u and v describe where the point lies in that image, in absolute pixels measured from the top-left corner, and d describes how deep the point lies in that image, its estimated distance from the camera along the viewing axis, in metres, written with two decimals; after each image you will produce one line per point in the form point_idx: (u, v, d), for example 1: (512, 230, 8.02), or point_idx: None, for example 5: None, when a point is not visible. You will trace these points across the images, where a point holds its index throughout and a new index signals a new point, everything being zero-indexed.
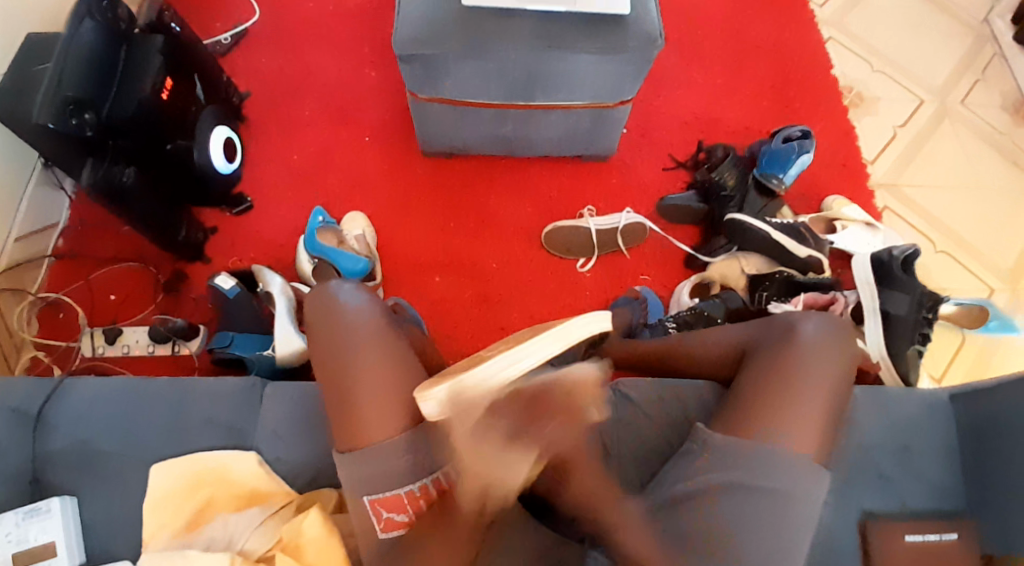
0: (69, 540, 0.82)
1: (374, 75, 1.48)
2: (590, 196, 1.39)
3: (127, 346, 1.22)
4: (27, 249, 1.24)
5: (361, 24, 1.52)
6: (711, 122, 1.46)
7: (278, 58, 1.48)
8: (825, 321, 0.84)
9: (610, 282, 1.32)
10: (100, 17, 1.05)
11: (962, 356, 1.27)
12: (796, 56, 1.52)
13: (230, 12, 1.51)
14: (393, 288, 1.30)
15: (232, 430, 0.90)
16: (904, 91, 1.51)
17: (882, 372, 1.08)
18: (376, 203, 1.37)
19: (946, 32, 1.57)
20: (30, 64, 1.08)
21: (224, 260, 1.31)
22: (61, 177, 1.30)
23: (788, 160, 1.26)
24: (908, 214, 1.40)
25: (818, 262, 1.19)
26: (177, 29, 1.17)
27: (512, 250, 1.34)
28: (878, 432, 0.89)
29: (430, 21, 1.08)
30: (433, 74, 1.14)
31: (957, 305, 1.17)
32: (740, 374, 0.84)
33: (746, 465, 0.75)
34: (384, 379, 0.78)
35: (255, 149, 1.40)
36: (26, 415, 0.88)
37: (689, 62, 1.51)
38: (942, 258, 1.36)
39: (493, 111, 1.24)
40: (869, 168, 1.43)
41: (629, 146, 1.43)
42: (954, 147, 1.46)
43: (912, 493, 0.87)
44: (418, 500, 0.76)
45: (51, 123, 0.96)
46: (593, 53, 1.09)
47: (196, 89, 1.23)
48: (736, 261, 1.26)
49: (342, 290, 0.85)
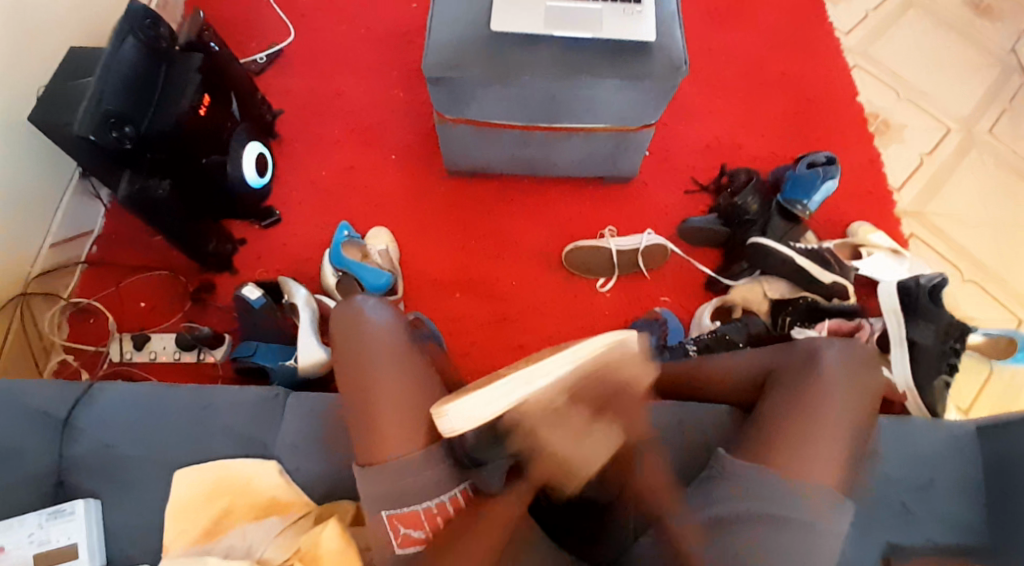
0: (90, 542, 0.83)
1: (403, 95, 1.50)
2: (613, 217, 1.39)
3: (153, 353, 1.23)
4: (61, 256, 1.27)
5: (390, 44, 1.55)
6: (735, 146, 1.46)
7: (308, 75, 1.52)
8: (847, 350, 0.84)
9: (631, 302, 1.32)
10: (143, 36, 1.09)
11: (990, 387, 1.24)
12: (822, 82, 1.52)
13: (266, 32, 1.55)
14: (414, 303, 1.32)
15: (254, 440, 0.91)
16: (930, 120, 1.50)
17: (908, 403, 1.06)
18: (400, 220, 1.39)
19: (974, 61, 1.56)
20: (72, 78, 1.12)
21: (249, 271, 1.33)
22: (96, 186, 1.34)
23: (812, 186, 1.25)
24: (934, 242, 1.38)
25: (843, 289, 1.18)
26: (215, 49, 1.21)
27: (534, 269, 1.35)
28: (901, 464, 0.88)
29: (458, 46, 1.10)
30: (459, 96, 1.15)
31: (985, 336, 1.15)
32: (761, 400, 0.83)
33: (764, 495, 0.74)
34: (406, 393, 0.79)
35: (284, 164, 1.43)
36: (54, 418, 0.90)
37: (714, 87, 1.52)
38: (969, 288, 1.34)
39: (517, 133, 1.25)
40: (895, 196, 1.42)
41: (651, 168, 1.44)
42: (981, 176, 1.44)
43: (937, 528, 0.85)
44: (437, 517, 0.77)
45: (91, 135, 1.00)
46: (618, 80, 1.10)
47: (234, 108, 1.26)
48: (759, 285, 1.25)
49: (367, 303, 0.86)
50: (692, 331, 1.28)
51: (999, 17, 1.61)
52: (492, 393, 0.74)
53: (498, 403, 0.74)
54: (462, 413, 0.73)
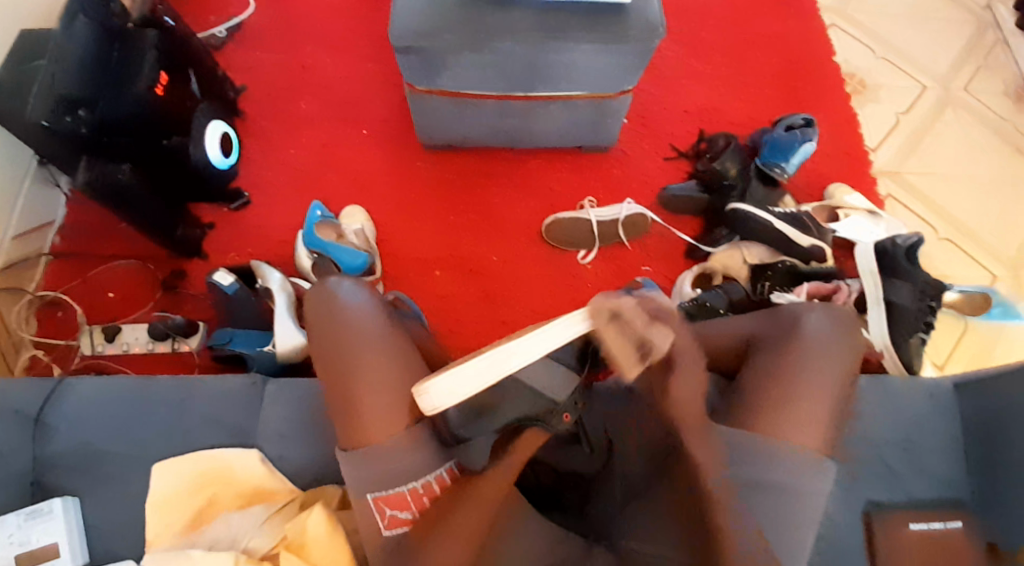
0: (71, 540, 0.81)
1: (373, 69, 1.46)
2: (591, 187, 1.38)
3: (126, 344, 1.20)
4: (24, 247, 1.23)
5: (357, 16, 1.50)
6: (712, 111, 1.45)
7: (274, 50, 1.46)
8: (829, 312, 0.84)
9: (612, 273, 1.31)
10: (93, 15, 1.04)
11: (966, 344, 1.26)
12: (798, 43, 1.51)
13: (227, 7, 1.50)
14: (392, 282, 1.30)
15: (234, 429, 0.89)
16: (906, 78, 1.49)
17: (886, 360, 1.07)
18: (375, 198, 1.36)
19: (949, 19, 1.55)
20: (25, 61, 1.07)
21: (222, 256, 1.30)
22: (57, 173, 1.29)
23: (790, 148, 1.24)
24: (911, 202, 1.38)
25: (821, 252, 1.18)
26: (171, 24, 1.14)
27: (514, 243, 1.33)
28: (884, 422, 0.89)
29: (427, 12, 1.06)
30: (432, 66, 1.12)
31: (960, 292, 1.17)
32: (743, 366, 0.83)
33: (750, 460, 0.75)
34: (386, 377, 0.78)
35: (253, 144, 1.39)
36: (26, 416, 0.87)
37: (690, 51, 1.50)
38: (945, 246, 1.35)
39: (492, 103, 1.22)
40: (872, 156, 1.42)
41: (628, 137, 1.42)
42: (956, 134, 1.44)
43: (917, 483, 0.86)
44: (423, 497, 0.76)
45: (43, 120, 0.97)
46: (593, 43, 1.07)
47: (193, 86, 1.21)
48: (737, 251, 1.24)
49: (342, 287, 0.84)
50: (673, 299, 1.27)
51: None
52: (478, 368, 0.66)
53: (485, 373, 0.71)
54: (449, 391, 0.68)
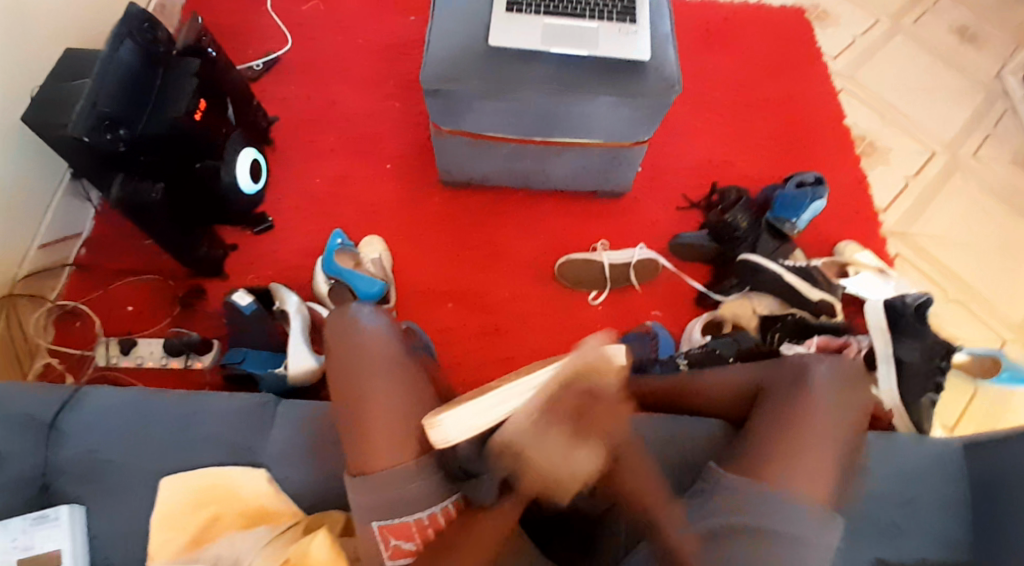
0: (74, 548, 0.81)
1: (399, 106, 1.51)
2: (604, 231, 1.40)
3: (140, 358, 1.21)
4: (49, 256, 1.26)
5: (388, 56, 1.56)
6: (725, 165, 1.48)
7: (304, 83, 1.52)
8: (837, 367, 0.85)
9: (621, 316, 1.33)
10: (140, 38, 1.09)
11: (973, 406, 1.26)
12: (811, 104, 1.55)
13: (263, 41, 1.56)
14: (405, 312, 1.31)
15: (243, 447, 0.90)
16: (915, 143, 1.53)
17: (895, 420, 1.05)
18: (393, 229, 1.39)
19: (958, 87, 1.60)
20: (67, 81, 1.11)
21: (240, 277, 1.32)
22: (87, 188, 1.33)
23: (800, 205, 1.28)
24: (919, 262, 1.41)
25: (830, 306, 1.19)
26: (213, 54, 1.21)
27: (526, 281, 1.35)
28: (891, 480, 0.89)
29: (457, 58, 1.11)
30: (455, 109, 1.16)
31: (969, 354, 1.18)
32: (752, 415, 0.84)
33: (756, 510, 0.75)
34: (400, 403, 0.79)
35: (278, 171, 1.43)
36: (40, 422, 0.88)
37: (706, 106, 1.54)
38: (952, 307, 1.37)
39: (513, 146, 1.26)
40: (881, 217, 1.45)
41: (643, 185, 1.45)
42: (965, 199, 1.48)
43: (924, 543, 0.86)
44: (428, 528, 0.76)
45: (85, 136, 0.99)
46: (613, 96, 1.11)
47: (229, 112, 1.26)
48: (747, 301, 1.25)
49: (362, 311, 0.85)
50: (682, 345, 1.28)
51: (982, 44, 1.66)
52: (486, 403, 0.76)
53: (491, 412, 0.76)
54: (458, 422, 0.75)
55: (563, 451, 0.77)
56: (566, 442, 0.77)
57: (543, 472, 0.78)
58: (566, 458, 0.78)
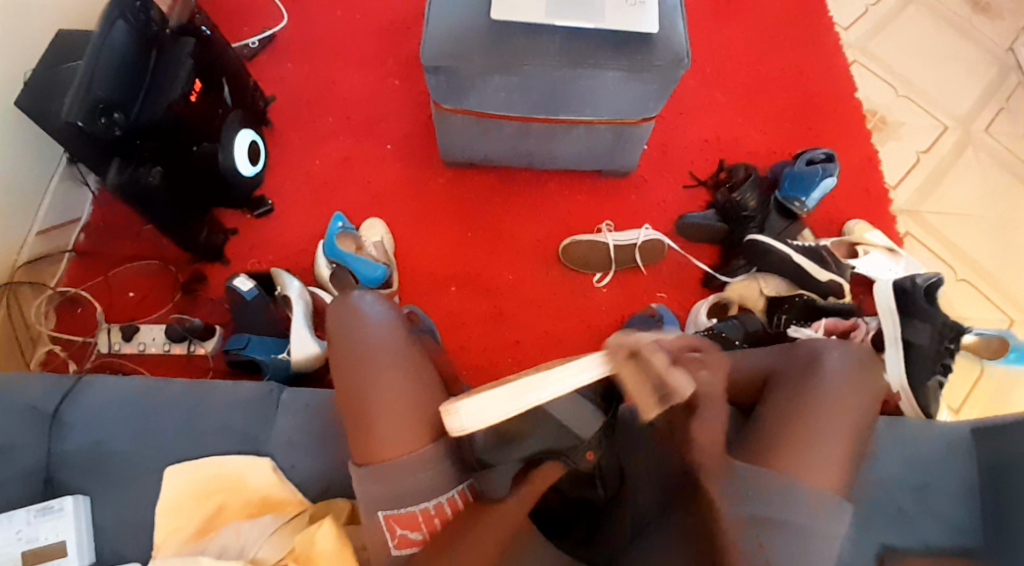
0: (80, 540, 0.82)
1: (399, 84, 1.48)
2: (609, 211, 1.38)
3: (143, 344, 1.21)
4: (48, 242, 1.25)
5: (386, 32, 1.52)
6: (732, 142, 1.45)
7: (302, 61, 1.49)
8: (848, 354, 0.84)
9: (625, 298, 1.31)
10: (132, 19, 1.05)
11: (982, 388, 1.25)
12: (821, 78, 1.52)
13: (259, 18, 1.52)
14: (408, 296, 1.30)
15: (247, 436, 0.90)
16: (927, 117, 1.50)
17: (902, 404, 1.05)
18: (395, 211, 1.37)
19: (971, 59, 1.56)
20: (60, 62, 1.09)
21: (241, 262, 1.31)
22: (84, 172, 1.31)
23: (811, 183, 1.24)
24: (930, 241, 1.38)
25: (839, 286, 1.17)
26: (207, 33, 1.18)
27: (529, 264, 1.34)
28: (896, 466, 0.89)
29: (457, 34, 1.08)
30: (457, 87, 1.14)
31: (977, 335, 1.16)
32: (761, 402, 0.83)
33: (765, 498, 0.74)
34: (406, 392, 0.78)
35: (277, 153, 1.41)
36: (43, 413, 0.88)
37: (713, 82, 1.51)
38: (961, 287, 1.35)
39: (516, 125, 1.23)
40: (892, 194, 1.42)
41: (648, 163, 1.43)
42: (977, 175, 1.44)
43: (931, 528, 0.86)
44: (434, 518, 0.76)
45: (80, 122, 0.97)
46: (619, 72, 1.09)
47: (225, 93, 1.24)
48: (755, 282, 1.24)
49: (364, 300, 0.84)
50: (687, 327, 1.27)
51: (997, 15, 1.61)
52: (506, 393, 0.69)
53: (515, 405, 0.69)
54: (474, 412, 0.70)
55: (633, 396, 0.75)
56: (637, 389, 0.74)
57: (582, 432, 0.75)
58: (593, 424, 0.76)
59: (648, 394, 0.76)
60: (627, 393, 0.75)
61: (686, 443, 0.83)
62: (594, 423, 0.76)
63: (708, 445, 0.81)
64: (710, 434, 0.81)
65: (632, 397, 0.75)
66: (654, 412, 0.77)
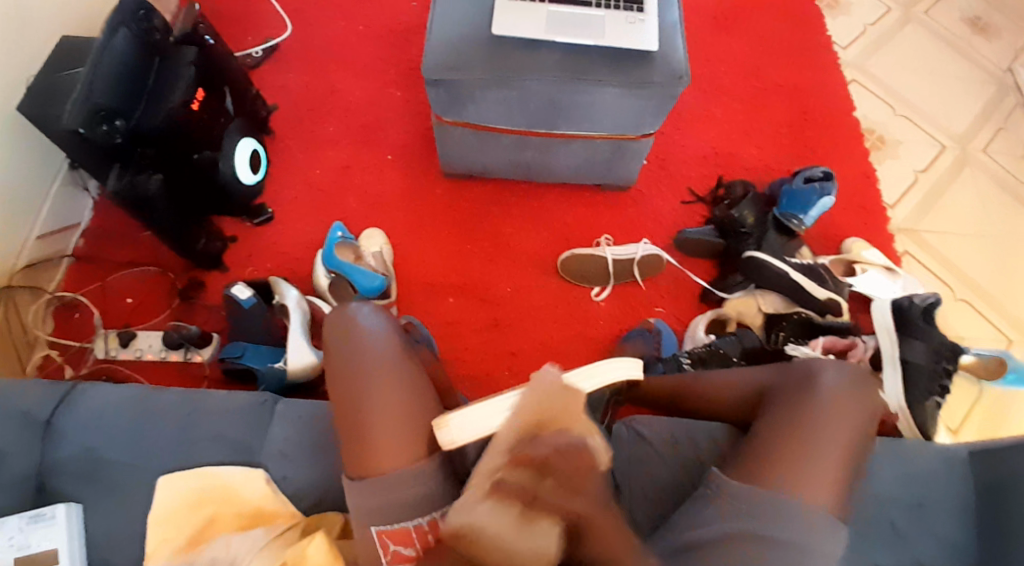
0: (72, 548, 0.81)
1: (400, 95, 1.49)
2: (607, 225, 1.39)
3: (140, 350, 1.21)
4: (47, 247, 1.25)
5: (389, 43, 1.53)
6: (732, 158, 1.46)
7: (305, 71, 1.49)
8: (845, 372, 0.84)
9: (623, 312, 1.31)
10: (135, 27, 1.06)
11: (979, 407, 1.25)
12: (821, 96, 1.52)
13: (263, 27, 1.53)
14: (406, 306, 1.30)
15: (241, 446, 0.90)
16: (925, 136, 1.50)
17: (900, 423, 1.04)
18: (394, 221, 1.37)
19: (969, 79, 1.57)
20: (63, 68, 1.10)
21: (240, 270, 1.31)
22: (85, 178, 1.31)
23: (809, 201, 1.24)
24: (928, 260, 1.39)
25: (837, 306, 1.18)
26: (211, 42, 1.18)
27: (527, 276, 1.34)
28: (895, 486, 0.88)
29: (459, 47, 1.09)
30: (456, 100, 1.14)
31: (975, 355, 1.15)
32: (757, 419, 0.83)
33: (763, 517, 0.74)
34: (402, 403, 0.78)
35: (278, 161, 1.41)
36: (37, 419, 0.88)
37: (713, 98, 1.52)
38: (959, 306, 1.35)
39: (516, 138, 1.24)
40: (890, 212, 1.42)
41: (648, 178, 1.43)
42: (974, 195, 1.45)
43: (927, 549, 0.85)
44: (428, 534, 0.75)
45: (80, 128, 0.98)
46: (618, 87, 1.09)
47: (226, 102, 1.25)
48: (753, 299, 1.24)
49: (361, 311, 0.84)
50: (685, 343, 1.27)
51: (995, 36, 1.62)
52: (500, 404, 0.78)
53: (505, 413, 0.77)
54: (470, 422, 0.76)
55: (514, 526, 0.66)
56: (516, 520, 0.66)
57: (494, 549, 0.65)
58: (522, 533, 0.65)
59: (538, 515, 0.66)
60: (490, 525, 0.66)
61: (603, 542, 0.67)
62: (493, 531, 0.66)
63: (610, 564, 0.66)
64: (611, 551, 0.67)
65: (512, 522, 0.66)
66: (553, 541, 0.66)
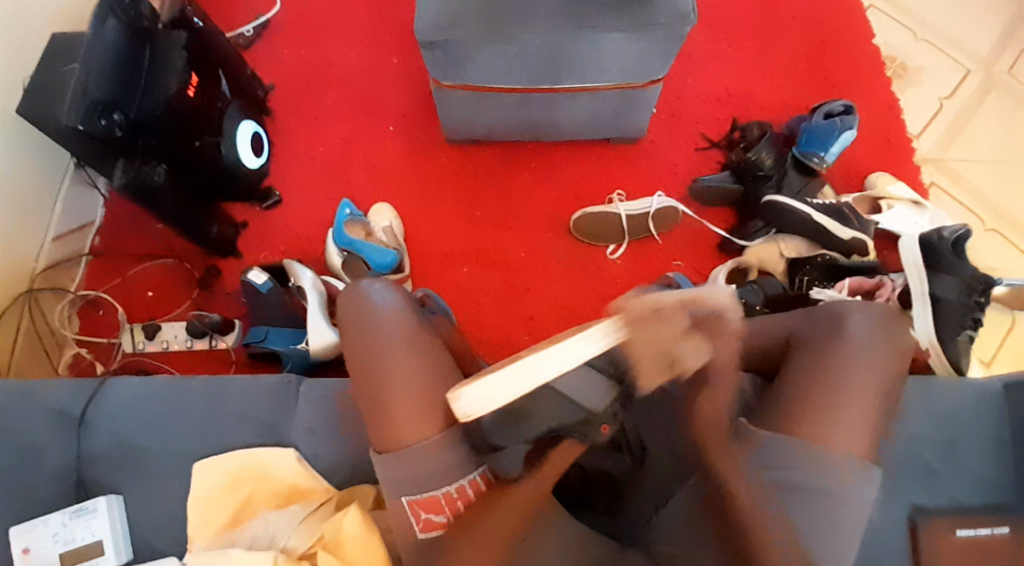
0: (115, 537, 0.84)
1: (398, 63, 1.45)
2: (620, 180, 1.35)
3: (166, 342, 1.23)
4: (64, 247, 1.26)
5: (381, 11, 1.49)
6: (744, 99, 1.41)
7: (300, 46, 1.47)
8: (873, 313, 0.81)
9: (642, 267, 1.29)
10: (124, 17, 1.03)
11: (1013, 338, 1.21)
12: (834, 26, 1.45)
13: (253, 4, 1.50)
14: (421, 279, 1.30)
15: (269, 427, 0.91)
16: (949, 60, 1.43)
17: (931, 359, 1.01)
18: (402, 194, 1.35)
19: None
20: (58, 64, 1.08)
21: (254, 254, 1.31)
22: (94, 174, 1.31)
23: (829, 137, 1.19)
24: (956, 190, 1.33)
25: (862, 245, 1.14)
26: (200, 24, 1.16)
27: (541, 238, 1.32)
28: (929, 425, 0.86)
29: (451, 5, 1.05)
30: (456, 60, 1.11)
31: (1009, 286, 1.11)
32: (783, 366, 0.81)
33: (797, 467, 0.73)
34: (420, 378, 0.77)
35: (281, 142, 1.40)
36: (70, 416, 0.90)
37: (722, 37, 1.45)
38: (990, 236, 1.30)
39: (518, 96, 1.20)
40: (914, 143, 1.37)
41: (658, 126, 1.39)
42: (1002, 119, 1.38)
43: (963, 487, 0.84)
44: (456, 501, 0.75)
45: (80, 124, 0.96)
46: (622, 31, 1.05)
47: (223, 86, 1.23)
48: (775, 244, 1.21)
49: (373, 288, 0.84)
50: None
51: None
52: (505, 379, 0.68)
53: (508, 391, 0.68)
54: (475, 399, 0.69)
55: (648, 372, 0.74)
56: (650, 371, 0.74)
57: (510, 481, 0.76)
58: (657, 376, 0.75)
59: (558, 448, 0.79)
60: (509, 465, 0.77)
61: (706, 407, 0.78)
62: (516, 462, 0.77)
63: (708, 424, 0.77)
64: (712, 412, 0.77)
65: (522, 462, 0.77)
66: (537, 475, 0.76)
